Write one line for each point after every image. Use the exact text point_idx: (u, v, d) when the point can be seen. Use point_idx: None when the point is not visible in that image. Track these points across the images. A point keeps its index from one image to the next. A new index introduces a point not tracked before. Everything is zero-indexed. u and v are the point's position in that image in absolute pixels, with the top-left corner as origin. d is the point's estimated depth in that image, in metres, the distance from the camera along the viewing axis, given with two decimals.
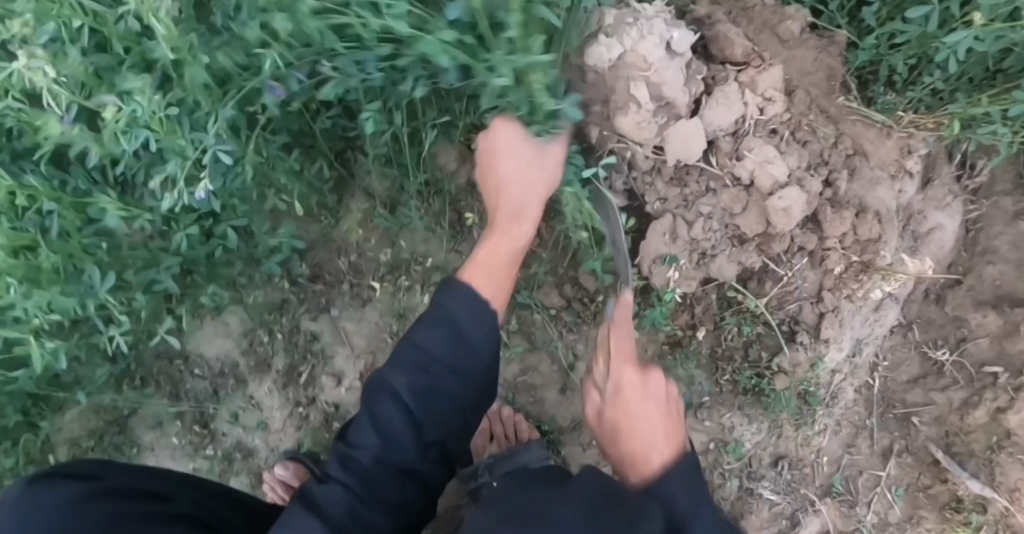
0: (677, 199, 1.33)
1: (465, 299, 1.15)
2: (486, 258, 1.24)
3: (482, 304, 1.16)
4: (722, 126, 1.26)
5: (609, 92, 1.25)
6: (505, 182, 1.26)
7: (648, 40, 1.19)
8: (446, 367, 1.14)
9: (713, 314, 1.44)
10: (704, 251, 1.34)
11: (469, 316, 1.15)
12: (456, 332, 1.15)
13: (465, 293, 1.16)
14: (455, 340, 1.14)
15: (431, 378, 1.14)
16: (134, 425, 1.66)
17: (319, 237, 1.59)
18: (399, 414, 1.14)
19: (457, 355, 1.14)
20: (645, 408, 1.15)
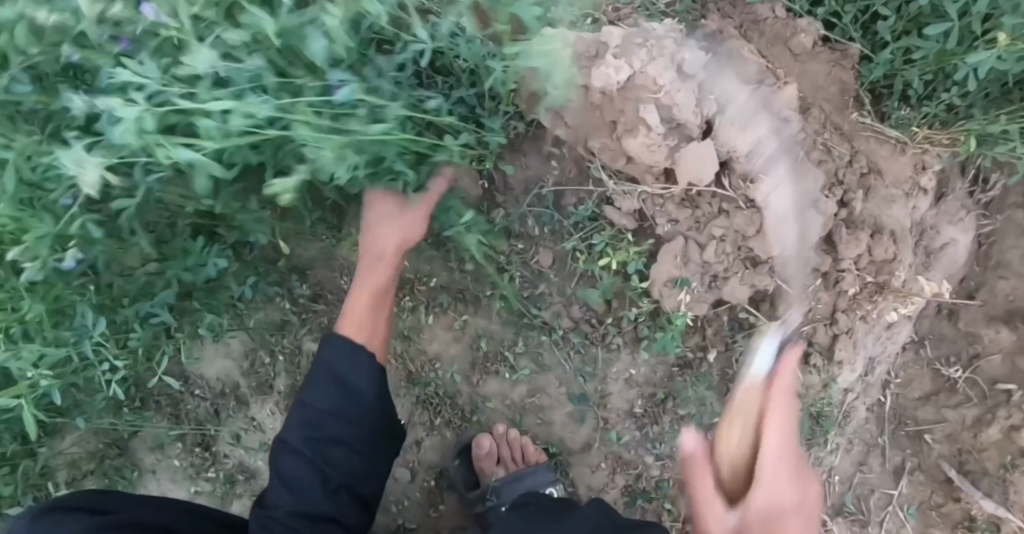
0: (689, 221, 1.31)
1: (340, 350, 1.21)
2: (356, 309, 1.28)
3: (358, 350, 1.21)
4: (734, 148, 1.23)
5: (618, 114, 1.23)
6: (378, 245, 1.30)
7: (660, 62, 1.17)
8: (335, 415, 1.20)
9: (724, 335, 1.41)
10: (716, 274, 1.32)
11: (348, 368, 1.21)
12: (338, 383, 1.21)
13: (337, 346, 1.22)
14: (337, 392, 1.20)
15: (323, 430, 1.19)
16: (135, 446, 1.63)
17: (320, 255, 1.56)
18: (300, 470, 1.18)
19: (343, 402, 1.20)
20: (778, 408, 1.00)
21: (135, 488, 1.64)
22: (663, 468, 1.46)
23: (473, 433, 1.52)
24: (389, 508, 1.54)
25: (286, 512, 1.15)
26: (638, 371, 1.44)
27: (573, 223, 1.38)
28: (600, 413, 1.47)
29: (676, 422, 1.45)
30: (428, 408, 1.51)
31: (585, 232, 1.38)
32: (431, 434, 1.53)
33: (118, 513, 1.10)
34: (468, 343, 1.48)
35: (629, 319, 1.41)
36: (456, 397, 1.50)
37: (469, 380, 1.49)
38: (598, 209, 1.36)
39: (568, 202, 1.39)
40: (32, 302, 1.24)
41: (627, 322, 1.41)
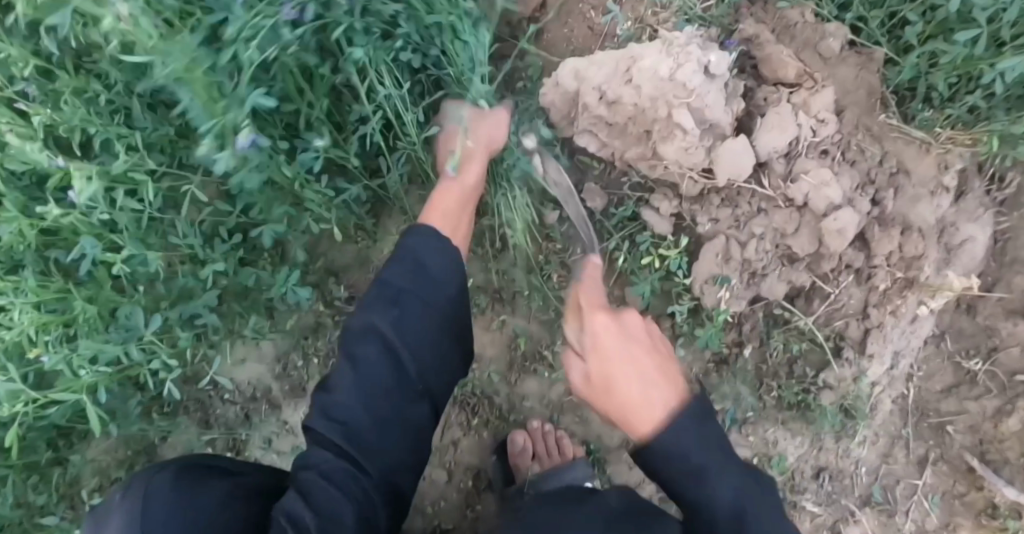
0: (729, 220, 1.33)
1: (424, 235, 1.24)
2: (442, 203, 1.30)
3: (443, 242, 1.24)
4: (776, 148, 1.27)
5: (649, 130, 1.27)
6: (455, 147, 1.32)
7: (687, 67, 1.20)
8: (417, 303, 1.21)
9: (759, 330, 1.45)
10: (756, 271, 1.35)
11: (430, 258, 1.23)
12: (424, 270, 1.23)
13: (422, 235, 1.24)
14: (419, 279, 1.22)
15: (402, 318, 1.20)
16: (164, 454, 1.52)
17: (354, 260, 1.54)
18: (375, 365, 1.19)
19: (426, 288, 1.22)
20: (631, 353, 1.08)
21: None
22: None
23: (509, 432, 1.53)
24: (426, 509, 1.55)
25: (360, 408, 1.17)
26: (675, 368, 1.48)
27: (613, 223, 1.40)
28: None
29: (711, 418, 1.49)
30: (467, 408, 1.53)
31: (622, 232, 1.40)
32: (470, 433, 1.54)
33: (243, 479, 1.15)
34: (505, 343, 1.50)
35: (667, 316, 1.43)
36: (494, 396, 1.52)
37: (507, 379, 1.51)
38: (636, 209, 1.38)
39: (603, 204, 1.39)
40: (85, 302, 1.22)
41: (666, 320, 1.43)
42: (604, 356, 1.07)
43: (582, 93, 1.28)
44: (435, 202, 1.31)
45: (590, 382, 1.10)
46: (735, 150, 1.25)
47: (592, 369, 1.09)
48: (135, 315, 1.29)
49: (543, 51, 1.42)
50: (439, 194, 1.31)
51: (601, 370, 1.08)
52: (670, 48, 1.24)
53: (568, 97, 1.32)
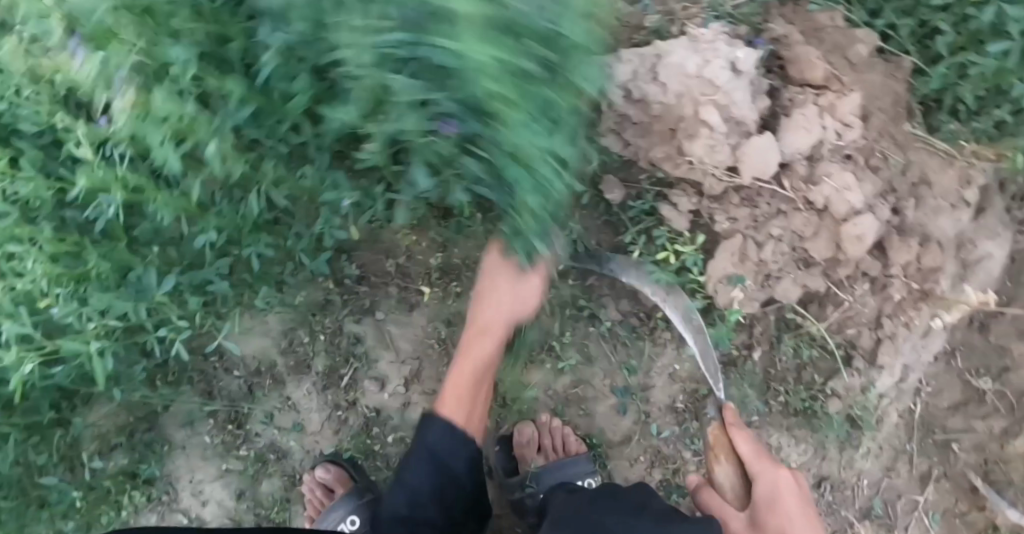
0: (747, 220, 1.32)
1: (440, 433, 1.31)
2: (455, 388, 1.37)
3: (457, 432, 1.31)
4: (799, 149, 1.27)
5: (676, 120, 1.25)
6: (485, 311, 1.38)
7: (715, 63, 1.21)
8: (430, 502, 1.29)
9: (770, 333, 1.43)
10: (770, 273, 1.34)
11: (442, 448, 1.30)
12: (438, 461, 1.30)
13: (436, 426, 1.31)
14: (435, 469, 1.30)
15: (416, 495, 1.29)
16: (164, 422, 1.49)
17: (365, 239, 1.51)
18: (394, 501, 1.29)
19: (439, 480, 1.30)
20: (805, 523, 1.24)
21: (163, 464, 1.49)
22: (700, 464, 1.48)
23: (513, 422, 1.52)
24: None
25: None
26: (682, 367, 1.46)
27: (630, 216, 1.38)
28: (643, 406, 1.48)
29: None
30: None
31: (639, 225, 1.39)
32: None
33: None
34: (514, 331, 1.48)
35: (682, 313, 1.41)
36: (499, 384, 1.50)
37: (513, 369, 1.49)
38: (654, 203, 1.37)
39: (621, 197, 1.38)
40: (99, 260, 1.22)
41: None
42: (782, 513, 1.24)
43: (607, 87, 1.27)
44: (451, 388, 1.37)
45: (775, 511, 1.25)
46: (761, 146, 1.24)
47: (770, 518, 1.25)
48: (147, 280, 1.29)
49: None
50: (457, 371, 1.38)
51: (777, 514, 1.24)
52: (696, 43, 1.24)
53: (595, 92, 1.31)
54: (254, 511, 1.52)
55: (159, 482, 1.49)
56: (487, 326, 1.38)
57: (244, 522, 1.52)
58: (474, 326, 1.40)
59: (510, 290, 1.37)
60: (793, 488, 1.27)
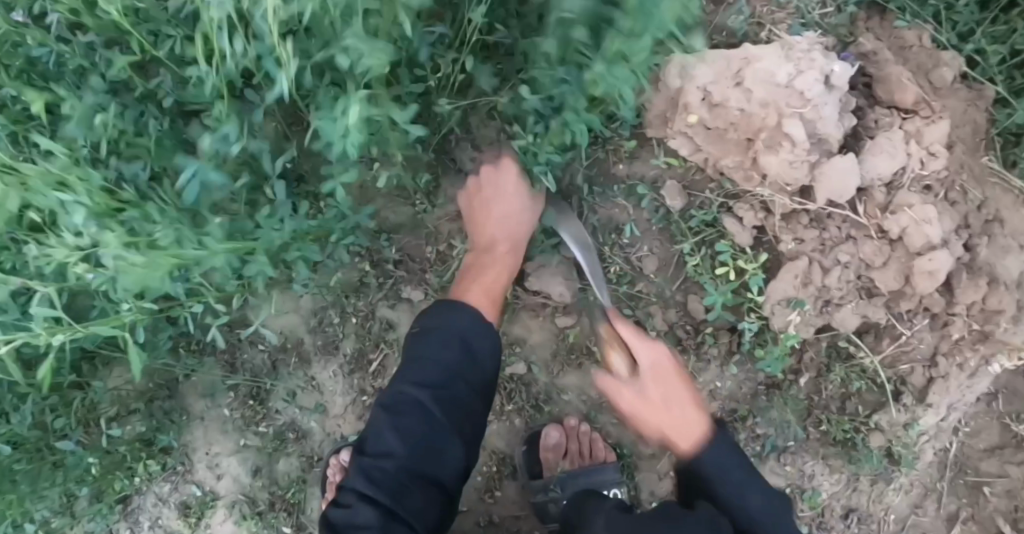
0: (815, 242, 1.27)
1: (468, 319, 1.19)
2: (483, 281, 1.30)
3: (482, 323, 1.19)
4: (880, 176, 1.21)
5: (755, 132, 1.17)
6: (491, 222, 1.34)
7: (808, 74, 1.13)
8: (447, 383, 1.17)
9: (820, 360, 1.38)
10: (831, 300, 1.28)
11: (475, 339, 1.19)
12: (466, 350, 1.18)
13: (467, 314, 1.19)
14: (462, 356, 1.18)
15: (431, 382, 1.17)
16: (185, 391, 1.46)
17: (408, 222, 1.44)
18: (411, 416, 1.16)
19: (461, 363, 1.18)
20: (687, 418, 1.15)
21: (181, 435, 1.46)
22: None
23: (543, 424, 1.46)
24: None
25: (396, 463, 1.13)
26: (723, 385, 1.41)
27: (691, 226, 1.33)
28: None
29: (751, 441, 1.43)
30: (501, 392, 1.45)
31: (698, 236, 1.33)
32: (500, 419, 1.46)
33: None
34: (554, 331, 1.43)
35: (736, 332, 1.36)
36: (531, 385, 1.44)
37: (548, 370, 1.43)
38: (717, 215, 1.31)
39: (682, 206, 1.33)
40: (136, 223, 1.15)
41: (725, 334, 1.37)
42: (665, 386, 1.18)
43: (684, 91, 1.20)
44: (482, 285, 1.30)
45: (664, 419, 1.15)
46: (841, 166, 1.18)
47: (653, 391, 1.17)
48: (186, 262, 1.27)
49: None
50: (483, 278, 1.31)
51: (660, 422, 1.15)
52: (789, 53, 1.17)
53: (670, 95, 1.24)
54: (269, 490, 1.47)
55: (175, 452, 1.45)
56: (497, 248, 1.34)
57: (258, 500, 1.47)
58: (486, 252, 1.34)
59: (511, 199, 1.34)
60: (674, 368, 1.20)
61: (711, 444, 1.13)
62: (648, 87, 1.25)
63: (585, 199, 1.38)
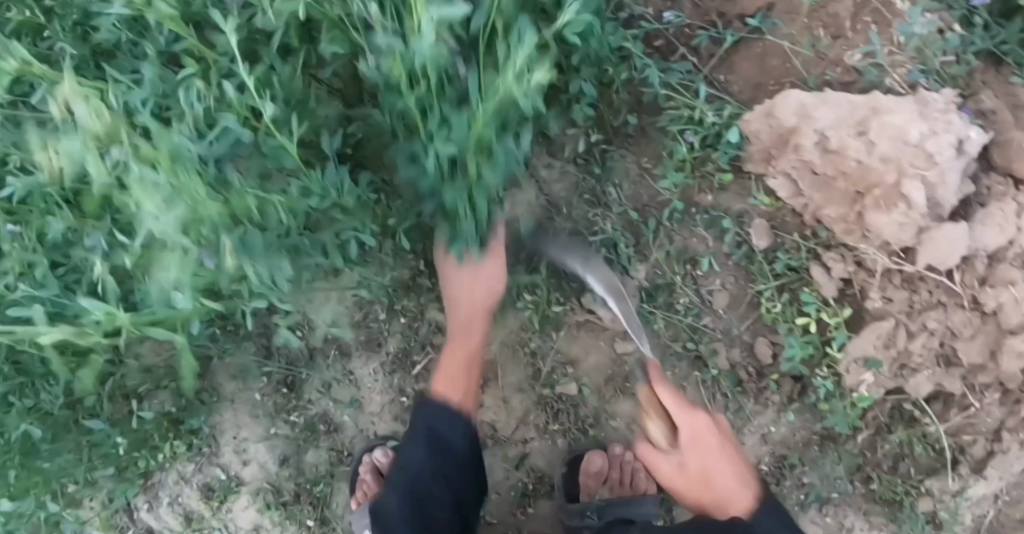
0: (903, 304, 1.21)
1: (435, 412, 1.27)
2: (453, 364, 1.31)
3: (453, 403, 1.27)
4: (984, 246, 1.16)
5: (867, 185, 1.11)
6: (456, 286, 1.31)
7: (945, 137, 1.06)
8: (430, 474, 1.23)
9: (881, 419, 1.33)
10: (910, 365, 1.23)
11: (444, 428, 1.26)
12: (434, 438, 1.26)
13: (436, 408, 1.27)
14: (431, 456, 1.25)
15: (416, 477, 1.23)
16: (216, 371, 1.42)
17: None
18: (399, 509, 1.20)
19: (437, 457, 1.25)
20: (728, 468, 1.18)
21: (210, 417, 1.43)
22: None
23: (585, 447, 1.41)
24: None
25: None
26: (778, 430, 1.35)
27: (774, 268, 1.26)
28: None
29: (797, 490, 1.37)
30: (547, 410, 1.40)
31: (780, 280, 1.26)
32: (543, 437, 1.41)
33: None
34: (611, 356, 1.38)
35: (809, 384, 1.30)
36: (580, 407, 1.39)
37: (599, 395, 1.39)
38: (804, 263, 1.24)
39: (767, 246, 1.26)
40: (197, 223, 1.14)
41: (789, 381, 1.32)
42: (703, 452, 1.18)
43: (801, 131, 1.12)
44: (448, 368, 1.31)
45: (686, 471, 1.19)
46: (955, 231, 1.11)
47: (693, 460, 1.19)
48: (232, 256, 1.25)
49: (752, 56, 1.24)
50: (445, 360, 1.32)
51: (703, 468, 1.18)
52: (923, 109, 1.10)
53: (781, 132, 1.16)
54: (295, 480, 1.43)
55: (201, 433, 1.42)
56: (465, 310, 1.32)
57: (283, 489, 1.43)
58: (459, 319, 1.33)
59: (484, 273, 1.31)
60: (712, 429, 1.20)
61: (760, 508, 1.14)
62: (758, 120, 1.17)
63: (662, 223, 1.32)
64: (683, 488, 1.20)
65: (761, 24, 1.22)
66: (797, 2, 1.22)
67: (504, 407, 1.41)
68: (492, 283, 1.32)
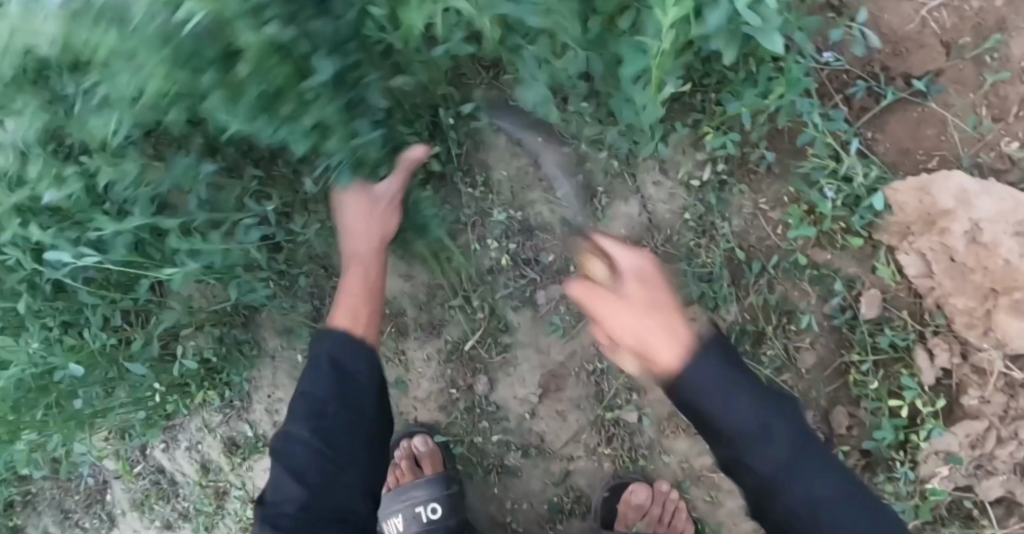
0: (999, 408, 1.16)
1: (338, 344, 1.16)
2: (347, 294, 1.22)
3: (356, 341, 1.17)
4: None
5: (1005, 282, 1.07)
6: (345, 223, 1.25)
7: None
8: (339, 402, 1.12)
9: (939, 513, 1.23)
10: (989, 469, 1.18)
11: (347, 357, 1.15)
12: (340, 377, 1.14)
13: (340, 334, 1.17)
14: (336, 384, 1.14)
15: (311, 388, 1.13)
16: (262, 324, 1.39)
17: (558, 224, 1.33)
18: (299, 459, 1.10)
19: (338, 390, 1.13)
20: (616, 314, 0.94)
21: (251, 370, 1.40)
22: None
23: (631, 475, 1.36)
24: (504, 501, 1.40)
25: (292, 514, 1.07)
26: None
27: (876, 341, 1.21)
28: None
29: None
30: (600, 432, 1.34)
31: (878, 354, 1.22)
32: (588, 456, 1.36)
33: (332, 444, 1.11)
34: None
35: (884, 466, 1.23)
36: (635, 435, 1.34)
37: (659, 427, 1.33)
38: (910, 344, 1.19)
39: (875, 317, 1.21)
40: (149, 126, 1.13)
41: (858, 455, 1.25)
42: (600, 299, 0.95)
43: (952, 217, 1.08)
44: (344, 294, 1.22)
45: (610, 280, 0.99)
46: None
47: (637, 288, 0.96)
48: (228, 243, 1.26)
49: (906, 120, 1.17)
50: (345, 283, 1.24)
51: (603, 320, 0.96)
52: None
53: (928, 211, 1.10)
54: None
55: (237, 387, 1.40)
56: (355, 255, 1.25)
57: None
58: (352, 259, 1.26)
59: (373, 212, 1.24)
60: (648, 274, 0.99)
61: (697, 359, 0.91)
62: (906, 192, 1.12)
63: (766, 269, 1.26)
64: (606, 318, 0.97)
65: (926, 90, 1.15)
66: (971, 75, 1.15)
67: (558, 421, 1.35)
68: (375, 219, 1.25)
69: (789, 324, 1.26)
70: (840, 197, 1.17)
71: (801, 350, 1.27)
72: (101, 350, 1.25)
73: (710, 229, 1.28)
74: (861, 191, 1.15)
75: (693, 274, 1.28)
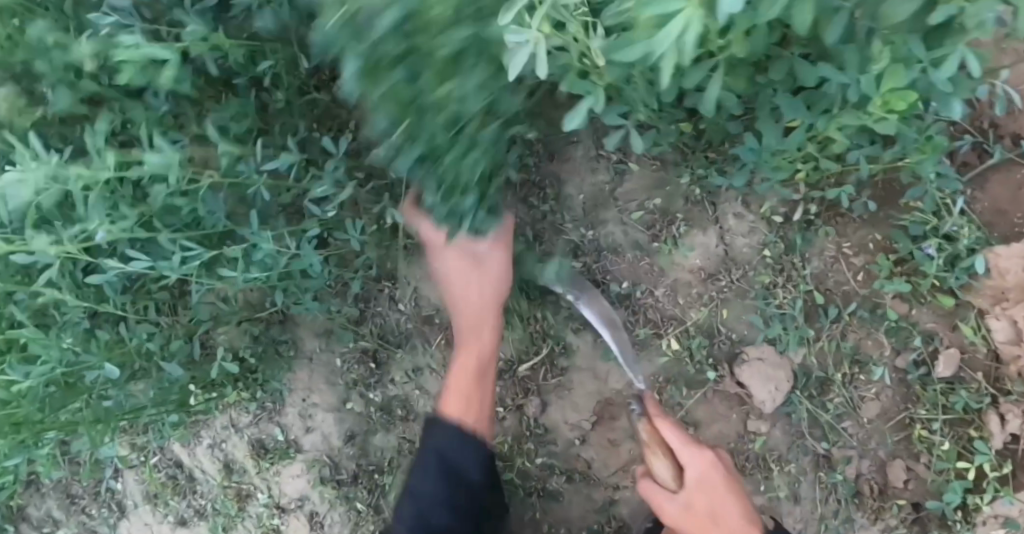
0: None
1: (448, 436, 1.13)
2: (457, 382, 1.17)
3: (468, 439, 1.13)
4: None
5: None
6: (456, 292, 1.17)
7: None
8: (449, 495, 1.10)
9: None
10: None
11: (455, 451, 1.12)
12: (450, 468, 1.11)
13: (453, 427, 1.13)
14: (455, 453, 1.12)
15: (445, 445, 1.12)
16: (301, 322, 1.30)
17: (630, 248, 1.27)
18: (423, 503, 1.10)
19: (459, 451, 1.12)
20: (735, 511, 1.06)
21: (287, 370, 1.31)
22: None
23: None
24: (542, 525, 1.34)
25: None
26: None
27: (948, 400, 1.19)
28: None
29: None
30: None
31: (947, 412, 1.20)
32: (635, 486, 1.32)
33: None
34: (734, 432, 1.28)
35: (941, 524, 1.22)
36: None
37: None
38: (983, 407, 1.17)
39: (948, 376, 1.19)
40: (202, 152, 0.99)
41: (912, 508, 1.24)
42: (711, 492, 1.05)
43: None
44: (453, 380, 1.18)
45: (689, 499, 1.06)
46: None
47: (699, 502, 1.05)
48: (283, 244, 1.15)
49: (1008, 182, 1.15)
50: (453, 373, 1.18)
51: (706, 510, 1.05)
52: None
53: None
54: (357, 461, 1.33)
55: (270, 388, 1.31)
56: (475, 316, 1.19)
57: (343, 467, 1.33)
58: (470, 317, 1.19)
59: (477, 278, 1.16)
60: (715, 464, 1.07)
61: None
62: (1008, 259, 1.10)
63: (843, 315, 1.22)
64: (693, 531, 1.05)
65: None
66: None
67: (609, 450, 1.31)
68: (491, 288, 1.17)
69: (859, 373, 1.23)
70: (941, 256, 1.15)
71: (867, 400, 1.24)
72: (137, 348, 1.14)
73: (790, 268, 1.23)
74: (961, 250, 1.14)
75: (766, 314, 1.24)
